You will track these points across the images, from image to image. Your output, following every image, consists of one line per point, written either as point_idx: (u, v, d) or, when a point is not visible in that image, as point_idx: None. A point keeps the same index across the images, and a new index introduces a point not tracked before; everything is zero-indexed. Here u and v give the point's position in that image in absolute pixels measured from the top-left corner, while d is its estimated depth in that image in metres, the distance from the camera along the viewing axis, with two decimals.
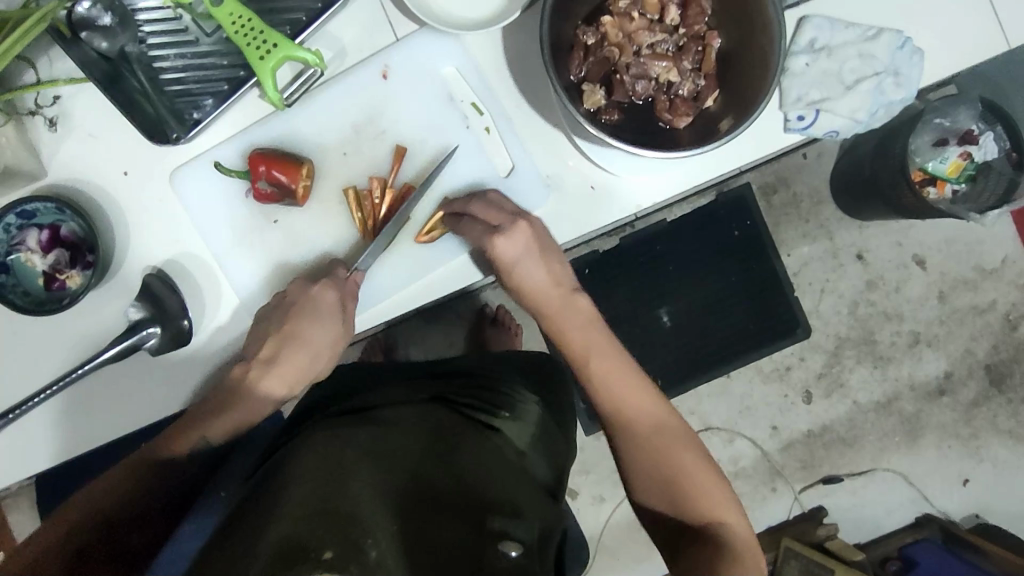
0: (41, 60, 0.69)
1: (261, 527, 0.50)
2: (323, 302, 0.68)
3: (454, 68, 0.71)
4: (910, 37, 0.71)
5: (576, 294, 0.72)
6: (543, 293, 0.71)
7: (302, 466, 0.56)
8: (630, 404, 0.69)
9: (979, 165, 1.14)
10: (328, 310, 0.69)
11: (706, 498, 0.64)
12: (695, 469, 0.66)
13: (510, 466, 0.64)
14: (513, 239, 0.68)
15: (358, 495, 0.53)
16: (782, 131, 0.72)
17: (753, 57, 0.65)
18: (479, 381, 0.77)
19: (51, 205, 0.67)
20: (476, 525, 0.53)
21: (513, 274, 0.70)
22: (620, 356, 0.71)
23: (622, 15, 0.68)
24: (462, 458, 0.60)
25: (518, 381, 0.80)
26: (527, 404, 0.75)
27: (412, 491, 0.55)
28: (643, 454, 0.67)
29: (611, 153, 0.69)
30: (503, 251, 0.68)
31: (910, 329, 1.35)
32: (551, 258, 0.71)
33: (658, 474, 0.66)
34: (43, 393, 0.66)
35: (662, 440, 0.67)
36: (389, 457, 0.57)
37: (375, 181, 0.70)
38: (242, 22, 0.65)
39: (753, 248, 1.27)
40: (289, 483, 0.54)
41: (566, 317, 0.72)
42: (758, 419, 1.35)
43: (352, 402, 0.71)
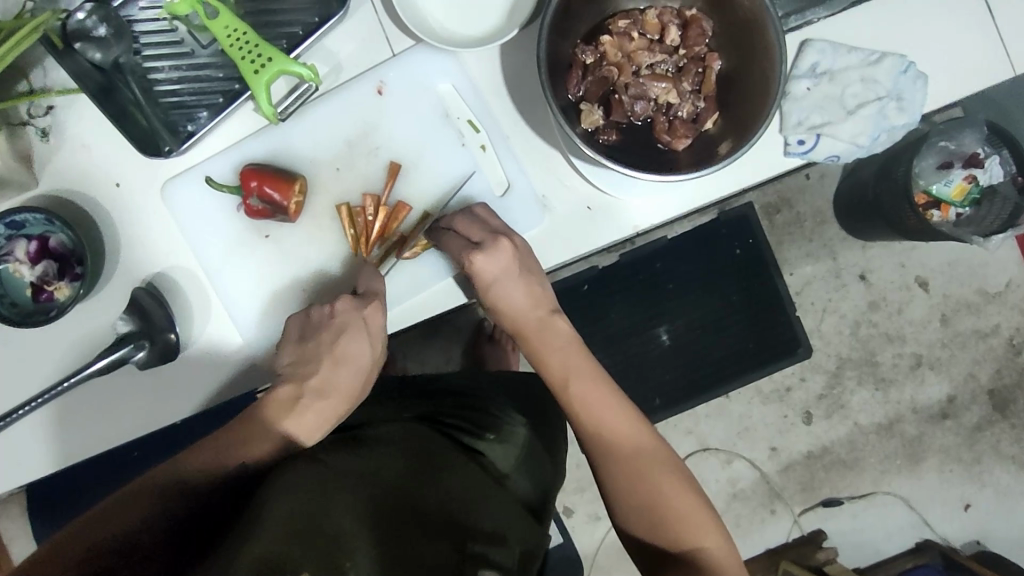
0: (35, 71, 0.68)
1: (242, 541, 0.48)
2: (370, 325, 0.66)
3: (451, 84, 0.70)
4: (913, 62, 0.70)
5: (557, 316, 0.69)
6: (520, 319, 0.68)
7: (282, 482, 0.54)
8: (613, 429, 0.67)
9: (984, 189, 1.13)
10: (375, 332, 0.66)
11: (694, 527, 0.63)
12: (681, 496, 0.64)
13: (494, 492, 0.64)
14: (495, 258, 0.66)
15: (341, 516, 0.52)
16: (782, 155, 0.71)
17: (753, 81, 0.64)
18: (467, 402, 0.76)
19: (40, 216, 0.66)
20: (457, 547, 0.55)
21: (491, 293, 0.67)
22: (601, 379, 0.69)
23: (621, 34, 0.67)
24: (447, 481, 0.60)
25: (502, 402, 0.78)
26: (515, 424, 0.75)
27: (394, 510, 0.55)
28: (624, 478, 0.65)
29: (607, 174, 0.68)
30: (482, 269, 0.66)
31: (913, 351, 1.33)
32: (535, 281, 0.68)
33: (638, 497, 0.65)
34: (29, 405, 0.65)
35: (641, 463, 0.66)
36: (373, 475, 0.57)
37: (368, 198, 0.70)
38: (236, 36, 0.65)
39: (756, 267, 1.26)
40: (268, 501, 0.51)
41: (545, 339, 0.69)
42: (757, 440, 1.33)
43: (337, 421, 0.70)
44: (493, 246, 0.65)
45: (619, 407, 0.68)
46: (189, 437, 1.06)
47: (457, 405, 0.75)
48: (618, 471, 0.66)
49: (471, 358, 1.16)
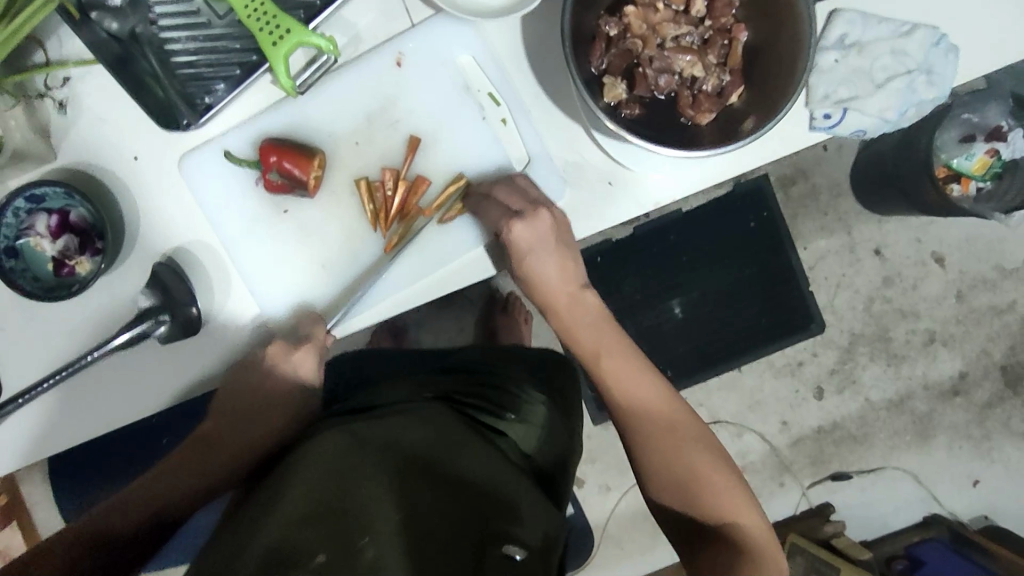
0: (51, 40, 0.67)
1: (260, 524, 0.51)
2: (303, 369, 0.68)
3: (471, 57, 0.69)
4: (946, 34, 0.68)
5: (586, 290, 0.70)
6: (553, 295, 0.69)
7: (310, 460, 0.56)
8: (644, 403, 0.68)
9: (1006, 163, 1.11)
10: (305, 375, 0.69)
11: (725, 500, 0.64)
12: (716, 470, 0.66)
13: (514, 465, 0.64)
14: (532, 224, 0.65)
15: (365, 493, 0.54)
16: (807, 130, 0.69)
17: (782, 55, 0.62)
18: (487, 377, 0.78)
19: (60, 190, 0.66)
20: (477, 525, 0.54)
21: (524, 262, 0.68)
22: (632, 356, 0.70)
23: (646, 5, 0.66)
24: (466, 454, 0.60)
25: (523, 380, 0.79)
26: (534, 403, 0.76)
27: (419, 478, 0.57)
28: (659, 452, 0.66)
29: (630, 148, 0.67)
30: (519, 237, 0.66)
31: (926, 327, 1.33)
32: (570, 263, 0.69)
33: (674, 471, 0.65)
34: (49, 380, 0.65)
35: (674, 436, 0.67)
36: (396, 449, 0.58)
37: (387, 173, 0.69)
38: (254, 7, 0.64)
39: (771, 241, 1.25)
40: (290, 480, 0.54)
41: (573, 315, 0.70)
42: (767, 414, 1.34)
43: (363, 399, 0.72)
44: (532, 215, 0.65)
45: (650, 384, 0.69)
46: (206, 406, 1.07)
47: (481, 381, 0.76)
48: (646, 441, 0.67)
49: (485, 331, 1.16)
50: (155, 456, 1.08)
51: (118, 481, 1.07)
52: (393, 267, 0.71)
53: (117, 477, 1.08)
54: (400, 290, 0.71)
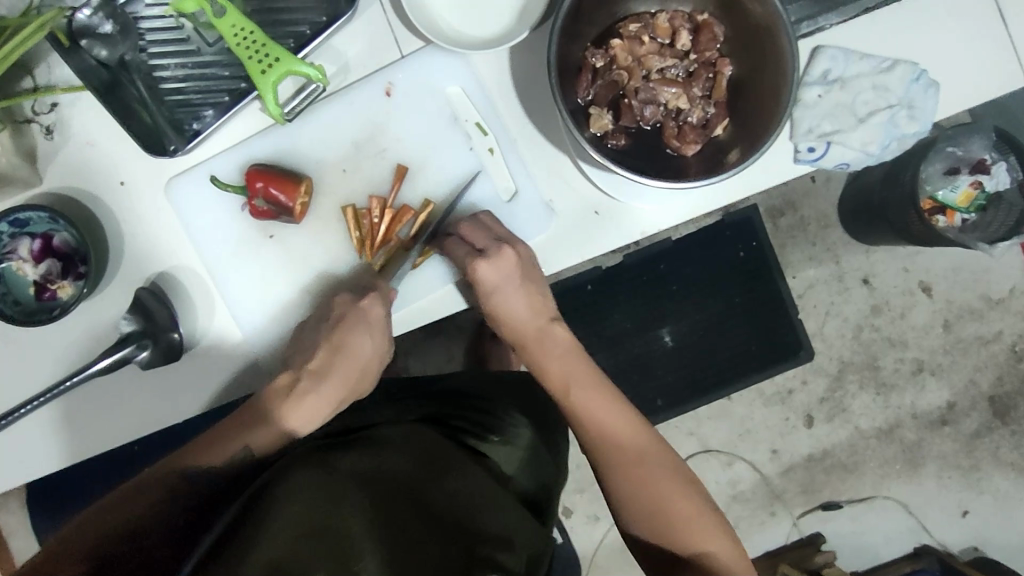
0: (40, 66, 0.68)
1: (248, 547, 0.48)
2: (373, 317, 0.68)
3: (460, 88, 0.69)
4: (925, 70, 0.69)
5: (553, 325, 0.70)
6: (520, 324, 0.70)
7: (292, 481, 0.55)
8: (615, 428, 0.67)
9: (990, 195, 1.13)
10: (375, 325, 0.68)
11: (694, 531, 0.64)
12: (687, 502, 0.65)
13: (500, 489, 0.65)
14: (495, 266, 0.66)
15: (350, 517, 0.52)
16: (791, 162, 0.70)
17: (765, 87, 0.63)
18: (473, 401, 0.78)
19: (44, 214, 0.66)
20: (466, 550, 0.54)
21: (492, 299, 0.68)
22: (602, 385, 0.69)
23: (632, 38, 0.67)
24: (454, 482, 0.61)
25: (508, 402, 0.79)
26: (520, 424, 0.76)
27: (405, 504, 0.56)
28: (631, 484, 0.66)
29: (614, 177, 0.67)
30: (484, 277, 0.66)
31: (915, 356, 1.33)
32: (536, 292, 0.69)
33: (646, 504, 0.65)
34: (27, 405, 0.64)
35: (644, 469, 0.66)
36: (382, 475, 0.58)
37: (374, 200, 0.69)
38: (244, 35, 0.64)
39: (760, 270, 1.26)
40: (275, 501, 0.52)
41: (544, 348, 0.70)
42: (757, 442, 1.33)
43: (350, 419, 0.73)
44: (496, 254, 0.66)
45: (623, 415, 0.68)
46: (190, 432, 1.06)
47: (466, 405, 0.76)
48: (618, 471, 0.66)
49: (473, 356, 1.16)
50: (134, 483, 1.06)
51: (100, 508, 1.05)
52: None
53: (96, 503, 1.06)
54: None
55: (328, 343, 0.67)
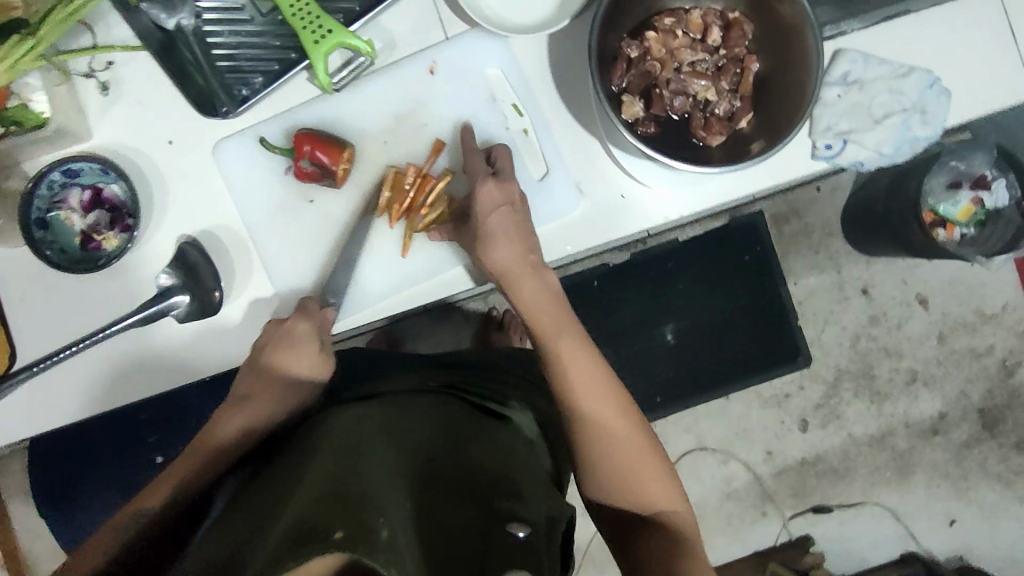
0: (99, 26, 0.70)
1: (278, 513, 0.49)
2: (297, 331, 0.69)
3: (498, 70, 0.73)
4: (939, 77, 0.73)
5: (544, 269, 0.69)
6: (505, 260, 0.68)
7: (319, 459, 0.56)
8: (596, 393, 0.65)
9: (989, 211, 1.18)
10: (301, 339, 0.69)
11: (648, 482, 0.64)
12: (643, 455, 0.65)
13: (520, 456, 0.66)
14: (505, 188, 0.69)
15: (374, 480, 0.53)
16: (809, 158, 0.74)
17: (790, 84, 0.67)
18: (484, 377, 0.80)
19: (96, 166, 0.69)
20: (484, 507, 0.54)
21: (487, 234, 0.68)
22: (573, 328, 0.69)
23: (666, 31, 0.70)
24: (473, 449, 0.62)
25: (519, 383, 0.82)
26: (531, 399, 0.79)
27: (425, 472, 0.57)
28: (596, 434, 0.64)
29: (642, 163, 0.71)
30: (483, 195, 0.68)
31: (909, 366, 1.37)
32: (518, 235, 0.69)
33: (609, 460, 0.64)
34: (67, 349, 0.67)
35: (606, 417, 0.65)
36: (404, 442, 0.59)
37: (410, 168, 0.71)
38: (300, 7, 0.68)
39: (763, 274, 1.29)
40: (304, 474, 0.54)
41: (520, 284, 0.69)
42: (753, 442, 1.37)
43: (361, 390, 0.74)
44: (506, 179, 0.69)
45: (604, 383, 0.66)
46: (200, 401, 1.08)
47: (482, 378, 0.80)
48: (596, 438, 0.64)
49: None
50: (144, 450, 1.08)
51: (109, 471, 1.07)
52: (388, 273, 0.74)
53: (107, 466, 1.08)
54: (393, 293, 0.74)
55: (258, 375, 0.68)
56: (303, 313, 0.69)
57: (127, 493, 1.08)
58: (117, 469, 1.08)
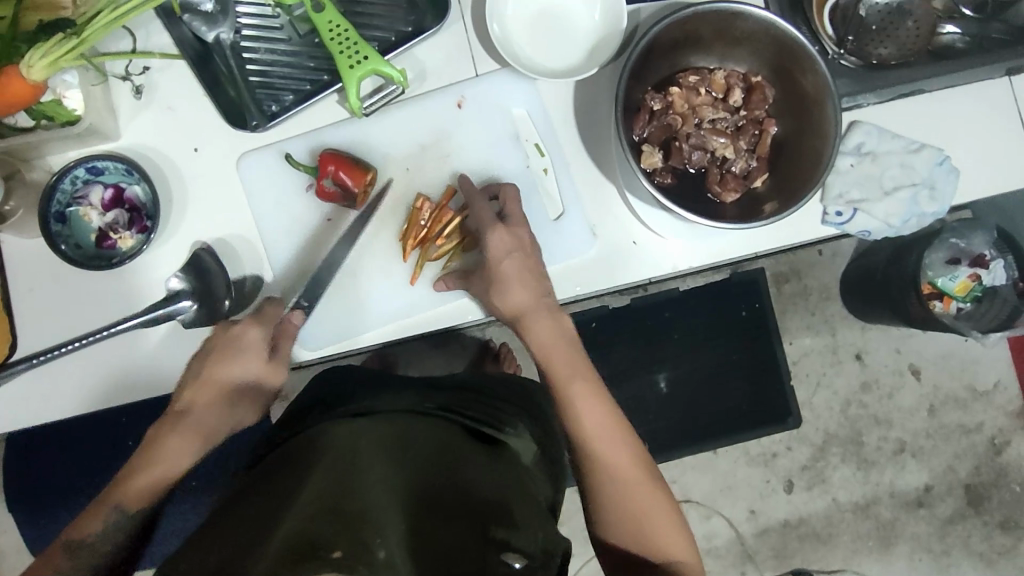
0: (140, 32, 0.72)
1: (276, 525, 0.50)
2: (245, 340, 0.65)
3: (524, 110, 0.75)
4: (949, 156, 0.76)
5: (560, 314, 0.70)
6: (520, 304, 0.69)
7: (319, 472, 0.56)
8: (608, 439, 0.67)
9: (986, 288, 1.20)
10: (250, 348, 0.65)
11: (661, 531, 0.65)
12: (655, 506, 0.66)
13: (516, 477, 0.66)
14: (514, 233, 0.70)
15: (371, 497, 0.54)
16: (819, 222, 0.76)
17: (807, 149, 0.69)
18: (481, 398, 0.80)
19: (122, 165, 0.70)
20: (479, 533, 0.54)
21: (496, 285, 0.69)
22: (590, 375, 0.69)
23: (690, 88, 0.72)
24: (470, 471, 0.62)
25: (517, 410, 0.81)
26: (527, 426, 0.79)
27: (420, 487, 0.57)
28: (611, 484, 0.65)
29: (658, 212, 0.72)
30: (496, 243, 0.69)
31: (898, 436, 1.38)
32: (528, 278, 0.69)
33: (623, 510, 0.65)
34: (70, 345, 0.66)
35: (621, 466, 0.66)
36: (402, 456, 0.60)
37: (421, 201, 0.72)
38: (338, 32, 0.70)
39: (758, 332, 1.30)
40: (303, 486, 0.54)
41: (536, 330, 0.70)
42: (737, 499, 1.36)
43: (354, 406, 0.73)
44: (515, 224, 0.70)
45: (614, 427, 0.67)
46: None
47: (480, 403, 0.79)
48: (606, 484, 0.66)
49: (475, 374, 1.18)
50: (121, 454, 1.06)
51: (85, 472, 1.05)
52: (396, 297, 0.75)
53: (81, 468, 1.06)
54: (399, 318, 0.75)
55: (200, 387, 0.64)
56: (255, 323, 0.66)
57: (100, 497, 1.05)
58: (92, 472, 1.06)
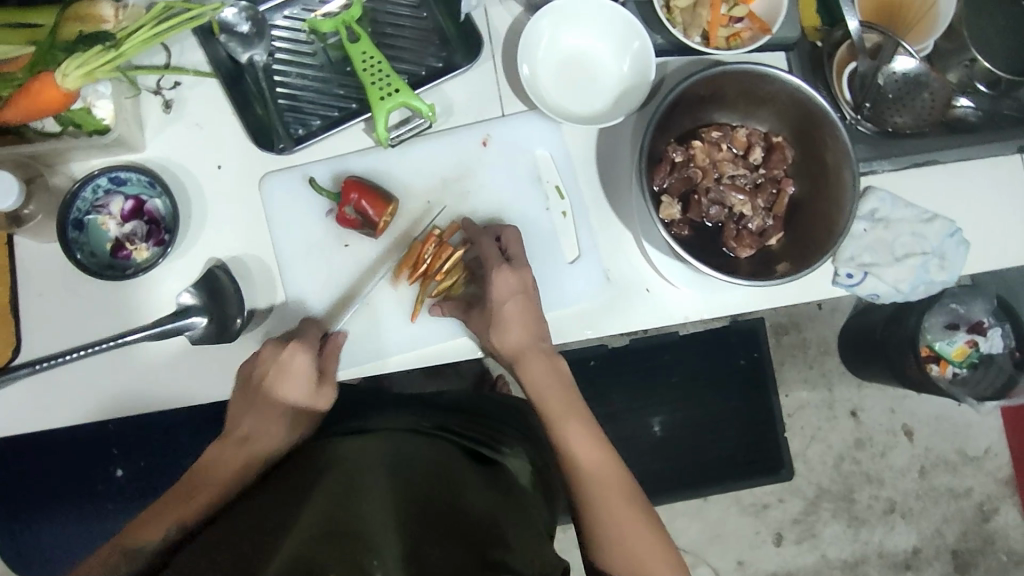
0: (174, 48, 0.73)
1: (272, 548, 0.49)
2: (294, 363, 0.68)
3: (548, 151, 0.76)
4: (960, 228, 0.77)
5: (555, 357, 0.71)
6: (520, 343, 0.70)
7: (318, 496, 0.55)
8: (592, 465, 0.67)
9: (982, 355, 1.21)
10: (296, 373, 0.68)
11: (653, 556, 0.64)
12: (643, 536, 0.65)
13: (514, 503, 0.66)
14: (519, 274, 0.70)
15: (367, 521, 0.53)
16: (830, 283, 0.76)
17: (823, 212, 0.70)
18: (478, 420, 0.81)
19: (144, 178, 0.70)
20: (478, 555, 0.53)
21: (493, 327, 0.69)
22: (579, 407, 0.70)
23: (712, 143, 0.74)
24: (469, 496, 0.61)
25: (517, 434, 0.82)
26: (524, 447, 0.80)
27: (418, 511, 0.56)
28: (601, 507, 0.65)
29: (673, 263, 0.73)
30: (499, 281, 0.69)
31: (888, 496, 1.37)
32: (530, 320, 0.70)
33: (611, 536, 0.64)
34: (73, 353, 0.66)
35: (607, 490, 0.66)
36: (401, 481, 0.59)
37: (431, 236, 0.72)
38: (371, 63, 0.71)
39: (756, 382, 1.28)
40: (302, 511, 0.53)
41: (531, 363, 0.70)
42: (726, 549, 1.35)
43: (355, 424, 0.74)
44: (519, 266, 0.70)
45: (602, 455, 0.68)
46: (177, 420, 1.04)
47: (480, 426, 0.79)
48: (593, 509, 0.65)
49: None
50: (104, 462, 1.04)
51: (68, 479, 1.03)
52: (406, 330, 0.74)
53: (66, 475, 1.03)
54: (407, 349, 0.74)
55: (246, 410, 0.66)
56: (302, 345, 0.68)
57: (83, 506, 1.03)
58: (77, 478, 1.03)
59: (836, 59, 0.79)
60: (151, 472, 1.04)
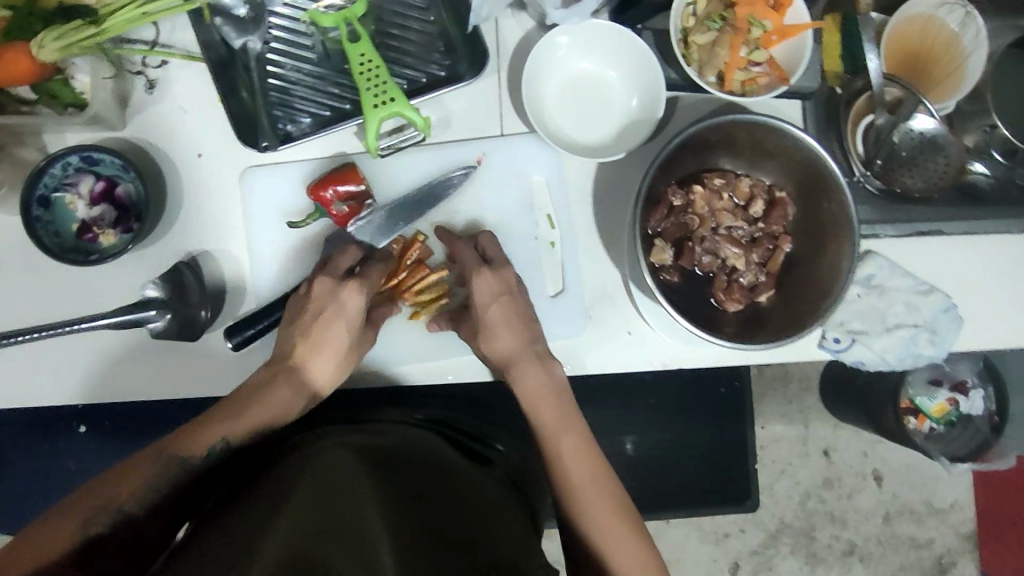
0: (165, 25, 0.69)
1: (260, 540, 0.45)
2: (348, 308, 0.66)
3: (544, 179, 0.73)
4: (955, 303, 0.75)
5: (546, 360, 0.67)
6: (508, 349, 0.66)
7: (305, 484, 0.52)
8: (580, 473, 0.64)
9: (962, 414, 1.20)
10: (352, 314, 0.66)
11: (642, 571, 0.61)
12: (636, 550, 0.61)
13: (502, 506, 0.63)
14: (499, 275, 0.68)
15: (362, 512, 0.49)
16: (816, 345, 0.74)
17: (819, 272, 0.68)
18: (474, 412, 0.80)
19: (117, 161, 0.67)
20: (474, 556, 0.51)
21: (479, 338, 0.67)
22: (571, 414, 0.66)
23: (713, 190, 0.71)
24: (458, 493, 0.59)
25: (509, 430, 0.80)
26: (515, 444, 0.78)
27: (410, 504, 0.53)
28: (591, 518, 0.62)
29: (658, 309, 0.70)
30: (478, 285, 0.67)
31: (849, 537, 1.37)
32: (517, 323, 0.67)
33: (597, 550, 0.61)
34: (28, 334, 0.63)
35: (599, 497, 0.63)
36: (389, 474, 0.56)
37: (416, 239, 0.70)
38: (368, 67, 0.67)
39: (733, 411, 1.16)
40: (287, 502, 0.50)
41: (525, 368, 0.66)
42: (682, 572, 1.35)
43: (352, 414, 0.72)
44: (499, 267, 0.68)
45: (595, 462, 0.65)
46: None
47: (473, 417, 0.80)
48: (583, 518, 0.62)
49: None
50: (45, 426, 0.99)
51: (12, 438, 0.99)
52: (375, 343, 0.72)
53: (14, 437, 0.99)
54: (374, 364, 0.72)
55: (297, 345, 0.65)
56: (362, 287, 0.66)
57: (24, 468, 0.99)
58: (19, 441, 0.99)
59: (854, 108, 0.75)
60: (83, 440, 0.96)
